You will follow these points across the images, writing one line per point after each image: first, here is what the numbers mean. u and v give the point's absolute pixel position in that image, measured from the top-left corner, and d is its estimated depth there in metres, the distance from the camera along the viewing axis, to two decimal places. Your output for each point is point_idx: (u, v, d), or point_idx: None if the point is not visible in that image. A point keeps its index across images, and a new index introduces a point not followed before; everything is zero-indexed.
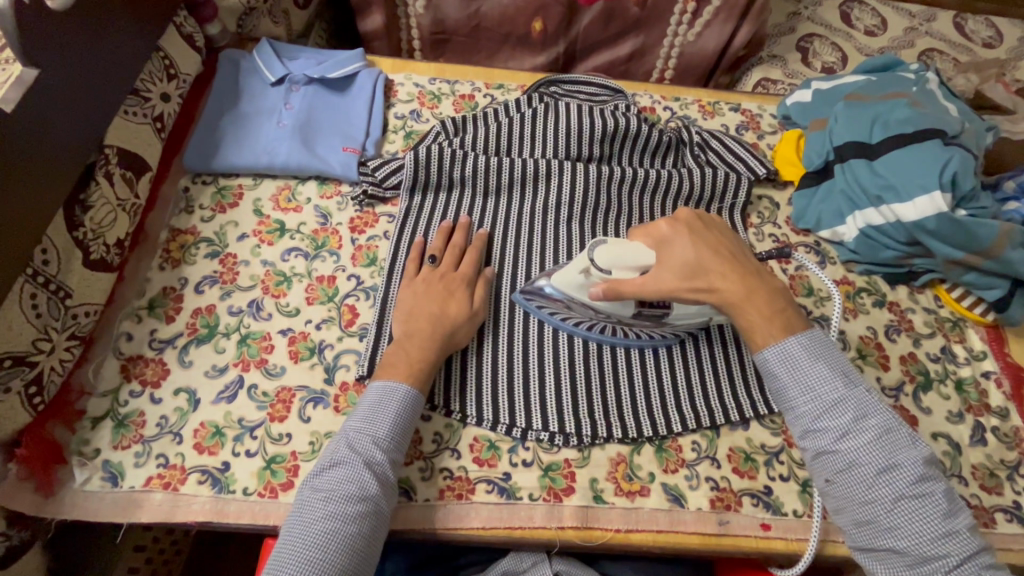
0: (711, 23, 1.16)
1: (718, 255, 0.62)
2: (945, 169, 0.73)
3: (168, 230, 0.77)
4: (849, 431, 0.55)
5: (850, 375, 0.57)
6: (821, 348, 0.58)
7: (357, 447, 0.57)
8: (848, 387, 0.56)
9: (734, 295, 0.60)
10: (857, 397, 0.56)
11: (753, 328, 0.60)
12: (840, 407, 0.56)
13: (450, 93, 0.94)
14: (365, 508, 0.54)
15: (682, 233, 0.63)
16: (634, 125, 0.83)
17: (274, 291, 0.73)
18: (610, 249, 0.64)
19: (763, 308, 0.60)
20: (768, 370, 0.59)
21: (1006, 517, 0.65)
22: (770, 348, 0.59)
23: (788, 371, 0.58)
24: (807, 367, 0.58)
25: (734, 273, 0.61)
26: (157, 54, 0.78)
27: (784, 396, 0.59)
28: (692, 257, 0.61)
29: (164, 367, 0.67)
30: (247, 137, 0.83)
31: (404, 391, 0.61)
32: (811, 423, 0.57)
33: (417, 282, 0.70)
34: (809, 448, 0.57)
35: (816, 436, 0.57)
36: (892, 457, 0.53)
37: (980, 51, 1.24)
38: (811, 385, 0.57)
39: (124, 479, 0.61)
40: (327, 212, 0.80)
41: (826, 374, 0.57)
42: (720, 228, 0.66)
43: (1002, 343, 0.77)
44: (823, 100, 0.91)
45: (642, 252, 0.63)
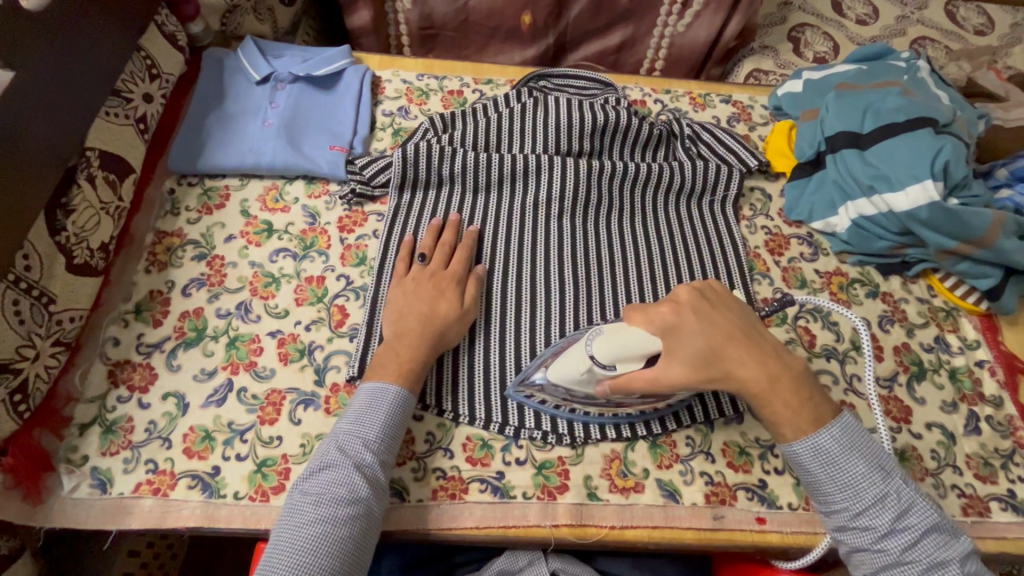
0: (701, 13, 1.15)
1: (734, 338, 0.57)
2: (937, 158, 0.73)
3: (154, 232, 0.76)
4: (891, 532, 0.54)
5: (886, 467, 0.56)
6: (855, 438, 0.56)
7: (346, 450, 0.57)
8: (885, 481, 0.55)
9: (757, 385, 0.57)
10: (894, 491, 0.54)
11: (780, 422, 0.57)
12: (880, 506, 0.54)
13: (438, 89, 0.93)
14: (356, 511, 0.54)
15: (689, 317, 0.58)
16: (624, 119, 0.82)
17: (262, 293, 0.72)
18: (608, 341, 0.59)
19: (788, 398, 0.57)
20: (800, 464, 0.57)
21: (1000, 505, 0.65)
22: (803, 444, 0.56)
23: (823, 468, 0.56)
24: (843, 463, 0.55)
25: (751, 357, 0.57)
26: (138, 54, 0.77)
27: (819, 489, 0.57)
28: (704, 345, 0.57)
29: (152, 372, 0.66)
30: (232, 138, 0.81)
31: (393, 392, 0.60)
32: (849, 521, 0.55)
33: (407, 281, 0.69)
34: (847, 543, 0.56)
35: (855, 533, 0.55)
36: (934, 557, 0.53)
37: (972, 38, 1.24)
38: (848, 484, 0.55)
39: (113, 485, 0.60)
40: (315, 212, 0.79)
41: (863, 470, 0.55)
42: (726, 301, 0.61)
43: (995, 332, 0.77)
44: (814, 91, 0.90)
45: (643, 335, 0.58)
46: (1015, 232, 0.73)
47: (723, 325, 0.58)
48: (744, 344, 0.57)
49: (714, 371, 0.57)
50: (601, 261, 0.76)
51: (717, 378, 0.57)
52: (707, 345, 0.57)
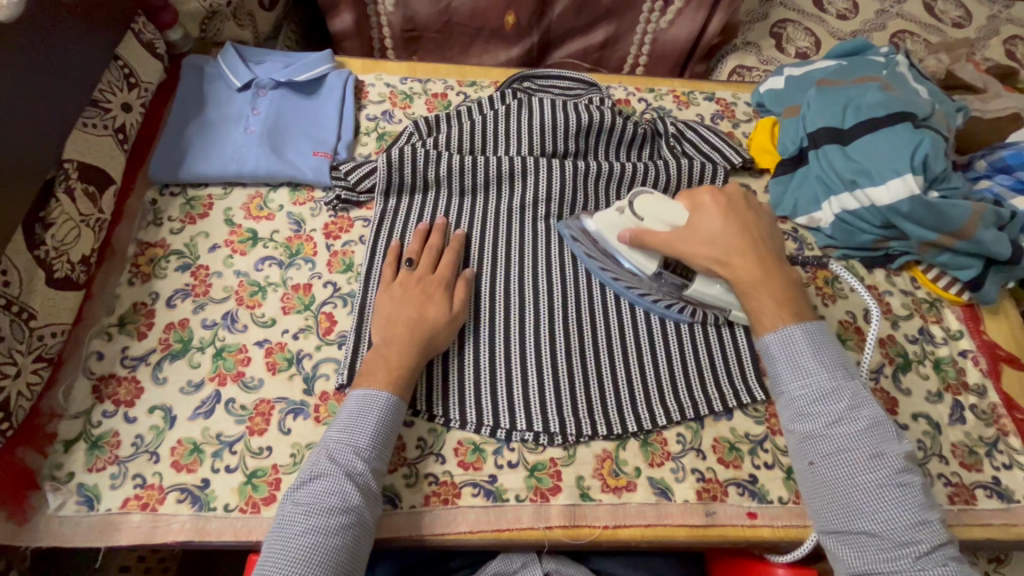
0: (683, 11, 1.15)
1: (751, 233, 0.66)
2: (917, 151, 0.74)
3: (136, 244, 0.75)
4: (841, 418, 0.56)
5: (846, 369, 0.59)
6: (823, 340, 0.60)
7: (337, 458, 0.57)
8: (845, 379, 0.58)
9: (750, 274, 0.64)
10: (853, 389, 0.57)
11: (762, 311, 0.63)
12: (835, 395, 0.57)
13: (422, 93, 0.93)
14: (348, 520, 0.53)
15: (719, 206, 0.68)
16: (609, 119, 0.82)
17: (248, 302, 0.72)
18: (653, 200, 0.71)
19: (775, 292, 0.63)
20: (770, 355, 0.61)
21: (986, 493, 0.66)
22: (773, 332, 0.61)
23: (789, 357, 0.60)
24: (808, 357, 0.59)
25: (760, 251, 0.65)
26: (116, 63, 0.76)
27: (780, 381, 0.60)
28: (719, 230, 0.66)
29: (138, 385, 0.66)
30: (215, 146, 0.81)
31: (384, 400, 0.60)
32: (804, 406, 0.58)
33: (394, 288, 0.69)
34: (798, 432, 0.58)
35: (808, 419, 0.58)
36: (877, 446, 0.54)
37: (950, 31, 1.25)
38: (809, 372, 0.59)
39: (100, 502, 0.60)
40: (301, 219, 0.79)
41: (825, 365, 0.59)
42: (760, 213, 0.70)
43: (977, 322, 0.79)
44: (795, 87, 0.91)
45: (680, 212, 0.69)
46: (994, 223, 0.74)
47: (745, 222, 0.67)
48: (755, 242, 0.66)
49: (717, 249, 0.65)
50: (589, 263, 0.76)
51: (715, 259, 0.65)
52: (726, 227, 0.66)
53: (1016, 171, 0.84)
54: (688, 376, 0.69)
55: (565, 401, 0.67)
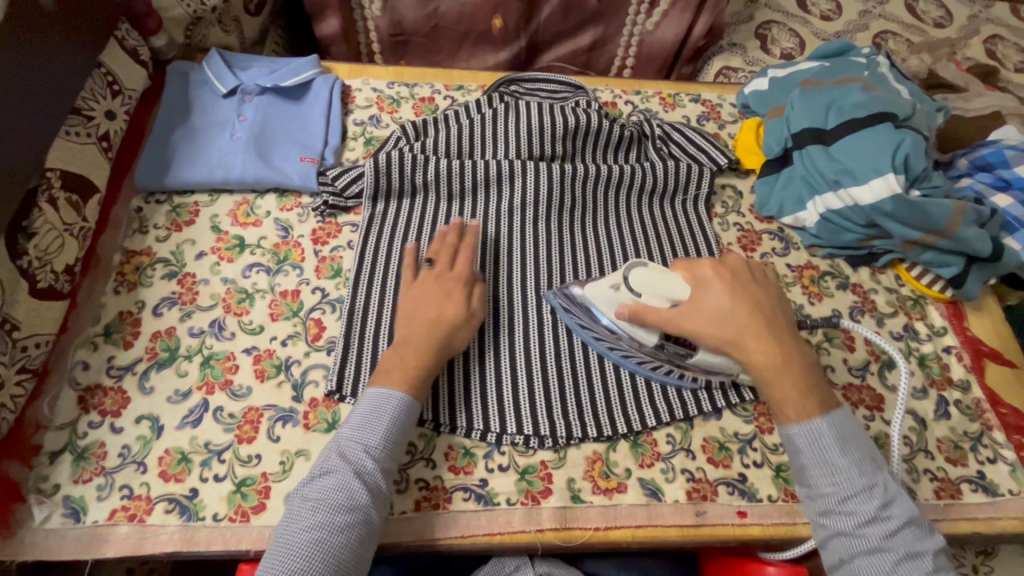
0: (669, 13, 1.16)
1: (761, 310, 0.63)
2: (898, 151, 0.75)
3: (121, 252, 0.75)
4: (874, 518, 0.54)
5: (872, 461, 0.57)
6: (850, 432, 0.58)
7: (347, 456, 0.56)
8: (874, 474, 0.56)
9: (770, 361, 0.60)
10: (883, 485, 0.56)
11: (786, 401, 0.59)
12: (867, 493, 0.55)
13: (409, 97, 0.93)
14: (353, 519, 0.53)
15: (724, 280, 0.64)
16: (595, 122, 0.83)
17: (235, 309, 0.71)
18: (650, 274, 0.65)
19: (796, 379, 0.59)
20: (796, 447, 0.58)
21: (971, 487, 0.67)
22: (799, 424, 0.58)
23: (818, 452, 0.57)
24: (838, 451, 0.57)
25: (775, 334, 0.61)
26: (99, 71, 0.76)
27: (807, 474, 0.58)
28: (727, 306, 0.62)
29: (124, 395, 0.65)
30: (201, 153, 0.80)
31: (398, 401, 0.59)
32: (835, 504, 0.55)
33: (415, 286, 0.69)
34: (828, 527, 0.56)
35: (840, 517, 0.55)
36: (910, 546, 0.53)
37: (931, 31, 1.27)
38: (839, 468, 0.56)
39: (86, 514, 0.59)
40: (288, 225, 0.79)
41: (855, 461, 0.56)
42: (765, 284, 0.66)
43: (961, 318, 0.80)
44: (779, 88, 0.92)
45: (681, 287, 0.64)
46: (975, 221, 0.75)
47: (753, 296, 0.63)
48: (766, 320, 0.62)
49: (728, 329, 0.61)
50: (578, 265, 0.76)
51: (729, 340, 0.61)
52: (735, 303, 0.62)
53: (997, 169, 0.86)
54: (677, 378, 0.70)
55: (557, 404, 0.67)
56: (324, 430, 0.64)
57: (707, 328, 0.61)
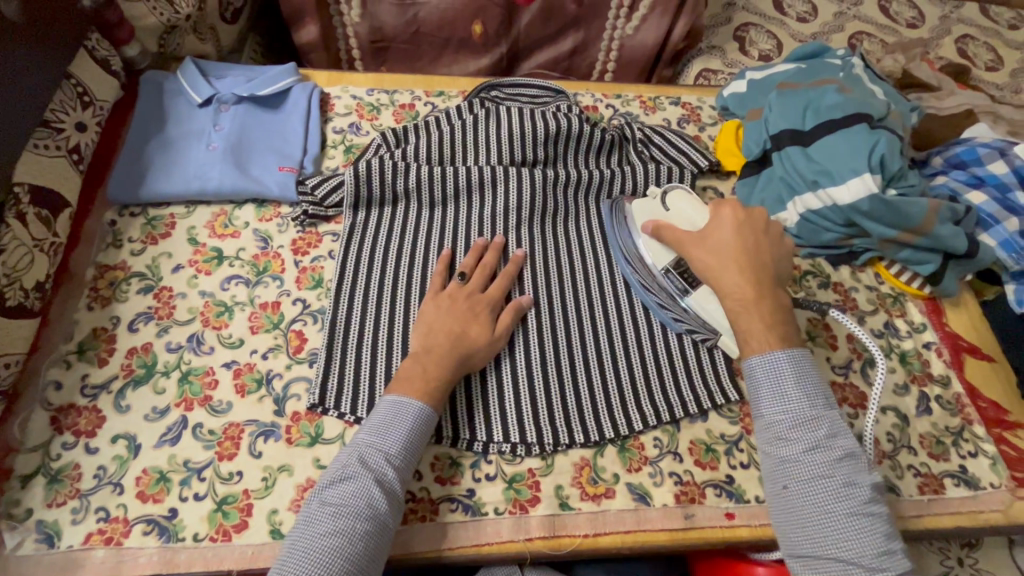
0: (648, 16, 1.17)
1: (759, 250, 0.64)
2: (874, 151, 0.76)
3: (94, 267, 0.73)
4: (819, 446, 0.55)
5: (826, 397, 0.58)
6: (807, 368, 0.58)
7: (368, 462, 0.56)
8: (824, 408, 0.57)
9: (744, 295, 0.61)
10: (831, 418, 0.56)
11: (751, 333, 0.60)
12: (815, 423, 0.56)
13: (389, 103, 0.92)
14: (372, 526, 0.52)
15: (738, 216, 0.66)
16: (576, 126, 0.83)
17: (214, 323, 0.70)
18: (683, 196, 0.73)
19: (764, 315, 0.60)
20: (752, 377, 0.59)
21: (953, 481, 0.68)
22: (760, 355, 0.59)
23: (772, 383, 0.58)
24: (791, 383, 0.57)
25: (765, 275, 0.62)
26: (68, 81, 0.74)
27: (760, 403, 0.58)
28: (728, 238, 0.65)
29: (99, 415, 0.63)
30: (176, 163, 0.79)
31: (418, 409, 0.59)
32: (782, 430, 0.56)
33: (443, 299, 0.68)
34: (773, 454, 0.57)
35: (785, 443, 0.56)
36: (850, 476, 0.54)
37: (905, 32, 1.29)
38: (790, 398, 0.57)
39: (61, 539, 0.57)
40: (267, 235, 0.77)
41: (808, 393, 0.57)
42: (776, 235, 0.66)
43: (939, 314, 0.81)
44: (757, 90, 0.92)
45: (702, 217, 0.71)
46: (950, 219, 0.77)
47: (756, 239, 0.65)
48: (762, 260, 0.63)
49: (716, 257, 0.64)
50: (562, 272, 0.76)
51: (713, 268, 0.64)
52: (737, 241, 0.64)
53: (970, 167, 0.87)
54: (663, 380, 0.70)
55: (544, 411, 0.67)
56: (307, 444, 0.63)
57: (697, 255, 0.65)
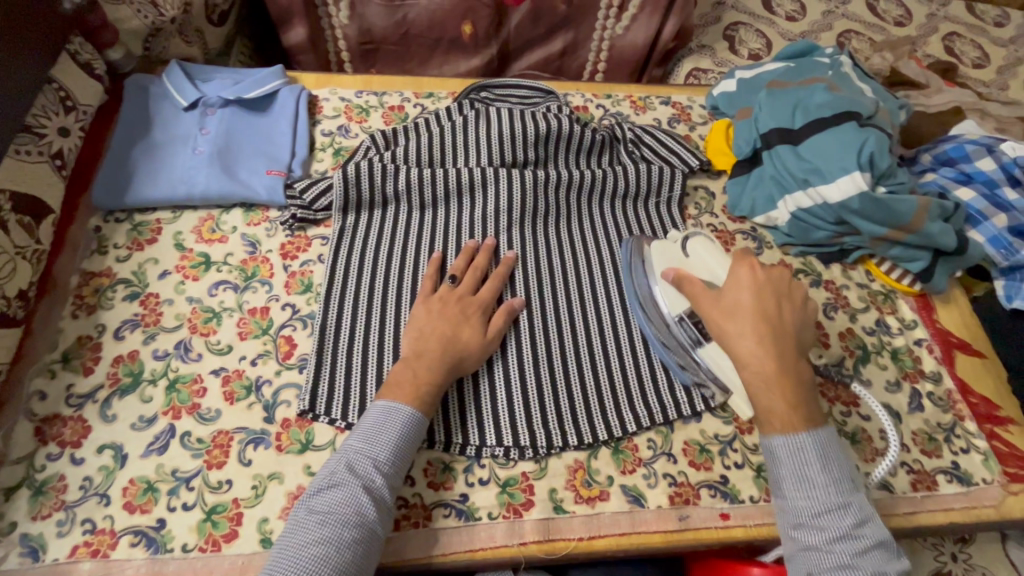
0: (638, 16, 1.16)
1: (781, 320, 0.62)
2: (863, 150, 0.76)
3: (79, 274, 0.72)
4: (846, 535, 0.54)
5: (850, 480, 0.57)
6: (832, 451, 0.57)
7: (356, 470, 0.55)
8: (849, 492, 0.56)
9: (766, 370, 0.59)
10: (858, 504, 0.56)
11: (773, 412, 0.58)
12: (842, 511, 0.55)
13: (378, 105, 0.91)
14: (360, 534, 0.52)
15: (760, 282, 0.64)
16: (567, 127, 0.82)
17: (201, 329, 0.69)
18: (709, 247, 0.71)
19: (787, 393, 0.58)
20: (775, 457, 0.58)
21: (946, 478, 0.68)
22: (784, 436, 0.58)
23: (796, 464, 0.57)
24: (816, 466, 0.56)
25: (786, 346, 0.60)
26: (50, 86, 0.73)
27: (783, 485, 0.57)
28: (750, 304, 0.62)
29: (85, 425, 0.62)
30: (162, 168, 0.78)
31: (407, 413, 0.58)
32: (808, 517, 0.55)
33: (434, 302, 0.68)
34: (798, 540, 0.56)
35: (811, 531, 0.55)
36: (878, 566, 0.53)
37: (893, 30, 1.30)
38: (814, 481, 0.56)
39: (46, 552, 0.56)
40: (255, 240, 0.77)
41: (832, 477, 0.56)
42: (796, 300, 0.64)
43: (930, 311, 0.81)
44: (746, 89, 0.92)
45: (722, 271, 0.68)
46: (939, 216, 0.77)
47: (778, 305, 0.63)
48: (784, 331, 0.61)
49: (739, 324, 0.61)
50: (554, 274, 0.75)
51: (735, 334, 0.61)
52: (756, 308, 0.62)
53: (959, 163, 0.88)
54: (657, 383, 0.69)
55: (537, 414, 0.66)
56: (297, 451, 0.63)
57: (717, 320, 0.63)
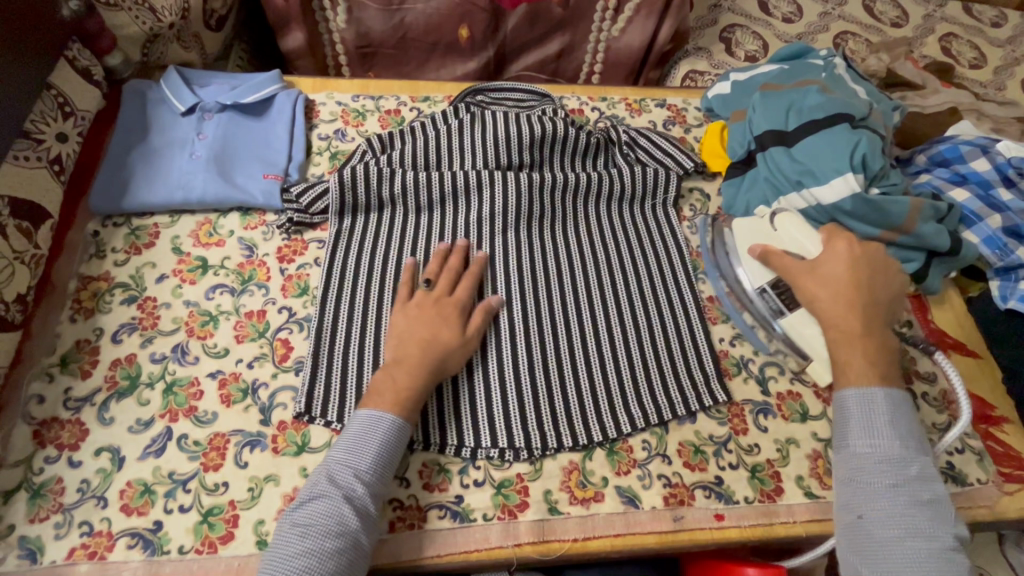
0: (634, 19, 1.17)
1: (870, 289, 0.67)
2: (856, 151, 0.76)
3: (77, 278, 0.72)
4: (905, 483, 0.56)
5: (915, 440, 0.60)
6: (902, 409, 0.60)
7: (337, 480, 0.55)
8: (914, 449, 0.59)
9: (850, 327, 0.65)
10: (921, 460, 0.58)
11: (850, 364, 0.63)
12: (904, 462, 0.57)
13: (375, 109, 0.92)
14: (344, 544, 0.52)
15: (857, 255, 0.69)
16: (562, 129, 0.83)
17: (199, 333, 0.70)
18: (794, 222, 0.75)
19: (868, 350, 0.63)
20: (845, 407, 0.61)
21: (942, 478, 0.68)
22: (857, 387, 0.62)
23: (866, 415, 0.60)
24: (885, 420, 0.59)
25: (874, 314, 0.66)
26: (49, 92, 0.74)
27: (849, 434, 0.60)
28: (844, 273, 0.68)
29: (83, 428, 0.63)
30: (159, 173, 0.78)
31: (388, 422, 0.59)
32: (869, 463, 0.58)
33: (411, 307, 0.68)
34: (855, 484, 0.58)
35: (870, 477, 0.57)
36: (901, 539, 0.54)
37: (889, 30, 1.30)
38: (881, 433, 0.59)
39: (44, 554, 0.56)
40: (253, 244, 0.77)
41: (898, 431, 0.59)
42: (885, 278, 0.69)
43: (925, 311, 0.82)
44: (740, 92, 0.93)
45: (812, 245, 0.72)
46: (932, 217, 0.77)
47: (870, 276, 0.68)
48: (870, 298, 0.67)
49: (827, 288, 0.67)
50: (550, 274, 0.76)
51: (825, 296, 0.67)
52: (850, 276, 0.67)
53: (954, 164, 0.88)
54: (652, 383, 0.70)
55: (535, 414, 0.67)
56: (293, 453, 0.63)
57: (809, 286, 0.68)
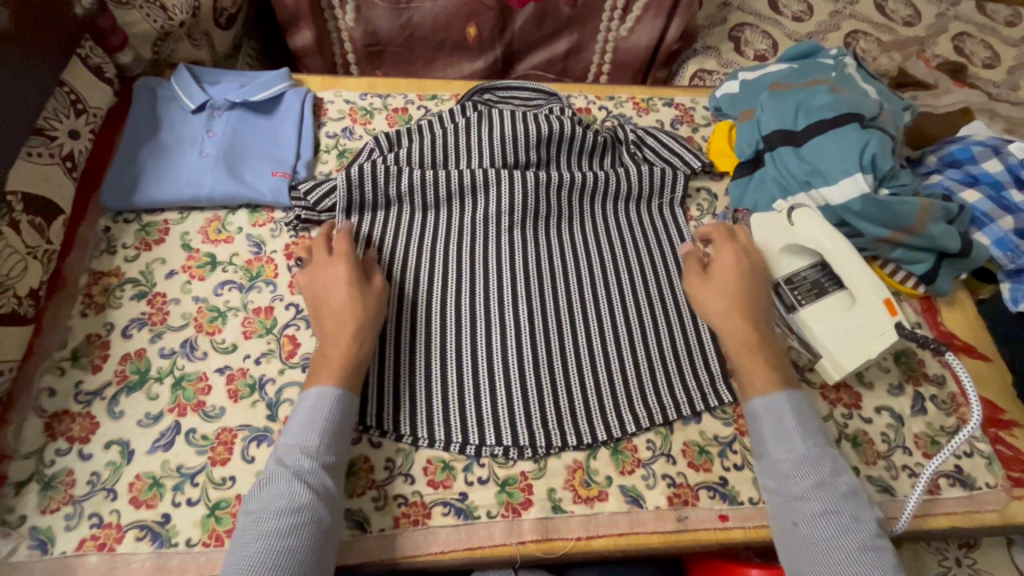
0: (642, 18, 1.16)
1: (755, 297, 0.68)
2: (865, 151, 0.76)
3: (89, 273, 0.73)
4: (826, 482, 0.56)
5: (824, 438, 0.60)
6: (805, 408, 0.61)
7: (284, 461, 0.56)
8: (824, 445, 0.59)
9: (737, 337, 0.65)
10: (832, 456, 0.58)
11: (752, 375, 0.63)
12: (817, 461, 0.58)
13: (382, 108, 0.92)
14: (298, 519, 0.52)
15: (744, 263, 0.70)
16: (569, 128, 0.83)
17: (207, 328, 0.70)
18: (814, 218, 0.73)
19: (767, 357, 0.64)
20: (755, 417, 0.62)
21: (949, 482, 0.68)
22: (761, 396, 0.62)
23: (774, 422, 0.60)
24: (794, 423, 0.60)
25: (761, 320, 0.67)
26: (62, 89, 0.75)
27: (766, 443, 0.60)
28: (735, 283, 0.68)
29: (93, 421, 0.64)
30: (168, 170, 0.79)
31: (329, 395, 0.59)
32: (786, 469, 0.58)
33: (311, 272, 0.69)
34: (782, 493, 0.57)
35: (790, 482, 0.57)
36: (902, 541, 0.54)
37: (901, 29, 1.29)
38: (790, 437, 0.59)
39: (54, 545, 0.57)
40: (260, 240, 0.78)
41: (806, 431, 0.59)
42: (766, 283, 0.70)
43: (934, 313, 0.81)
44: (749, 91, 0.92)
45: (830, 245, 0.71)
46: (943, 218, 0.76)
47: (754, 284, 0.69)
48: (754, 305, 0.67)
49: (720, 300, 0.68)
50: (556, 272, 0.76)
51: (720, 306, 0.67)
52: (739, 287, 0.68)
53: (965, 165, 0.87)
54: (657, 383, 0.70)
55: (539, 411, 0.67)
56: None
57: (706, 296, 0.69)
